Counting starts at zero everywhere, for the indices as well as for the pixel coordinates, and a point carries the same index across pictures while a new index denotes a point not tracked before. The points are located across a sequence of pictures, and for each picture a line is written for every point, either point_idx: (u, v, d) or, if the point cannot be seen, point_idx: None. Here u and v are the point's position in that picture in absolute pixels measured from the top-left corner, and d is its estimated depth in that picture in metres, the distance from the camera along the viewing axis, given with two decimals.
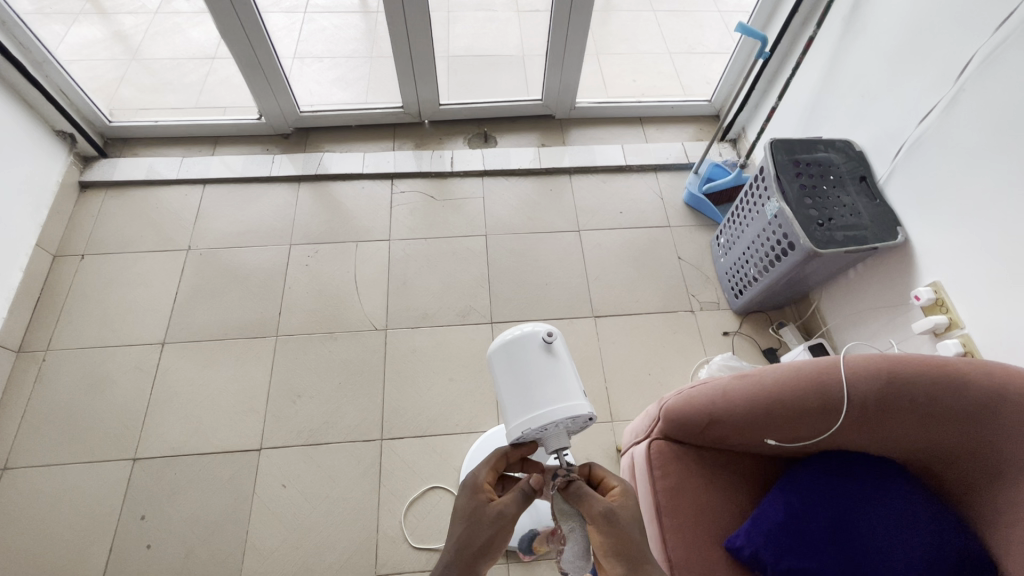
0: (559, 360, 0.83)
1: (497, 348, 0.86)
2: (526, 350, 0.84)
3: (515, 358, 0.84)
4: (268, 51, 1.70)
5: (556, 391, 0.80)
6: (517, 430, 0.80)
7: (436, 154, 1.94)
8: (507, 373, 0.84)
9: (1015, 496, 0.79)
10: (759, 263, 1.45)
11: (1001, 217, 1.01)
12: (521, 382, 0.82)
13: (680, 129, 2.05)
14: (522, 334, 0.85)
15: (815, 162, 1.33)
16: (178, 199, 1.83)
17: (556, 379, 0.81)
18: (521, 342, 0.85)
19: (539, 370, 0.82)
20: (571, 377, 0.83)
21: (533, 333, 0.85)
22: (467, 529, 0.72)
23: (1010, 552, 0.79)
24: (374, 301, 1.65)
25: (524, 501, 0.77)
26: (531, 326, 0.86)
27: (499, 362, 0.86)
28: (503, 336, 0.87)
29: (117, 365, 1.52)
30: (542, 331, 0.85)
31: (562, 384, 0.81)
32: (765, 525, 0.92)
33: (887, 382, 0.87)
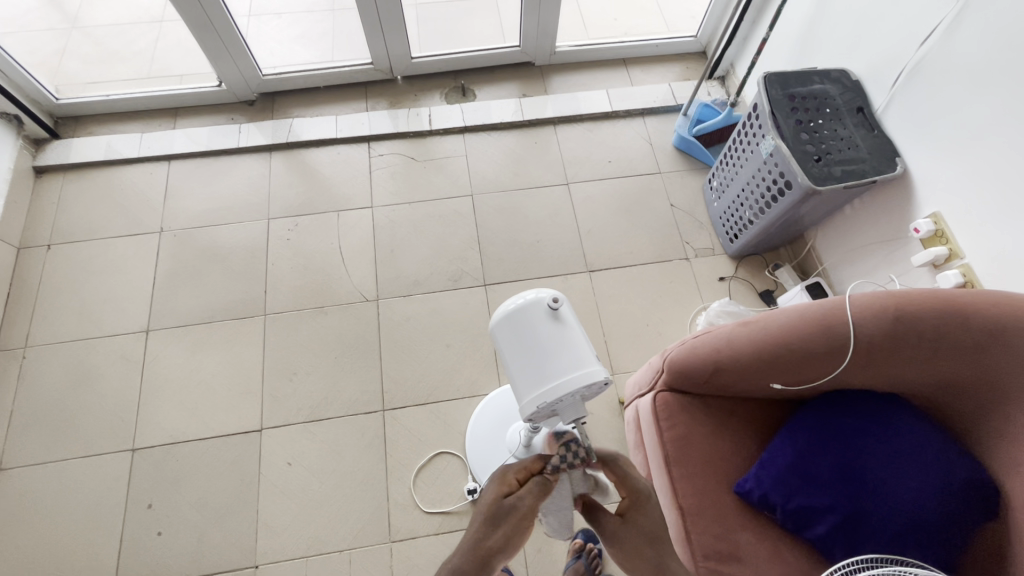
0: (567, 326, 0.80)
1: (500, 320, 0.82)
2: (533, 319, 0.80)
3: (521, 329, 0.80)
4: (219, 10, 1.57)
5: (570, 359, 0.78)
6: (533, 406, 0.77)
7: (413, 113, 1.84)
8: (515, 345, 0.80)
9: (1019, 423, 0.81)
10: (754, 205, 1.41)
11: (1007, 141, 0.98)
12: (532, 354, 0.78)
13: (666, 69, 1.95)
14: (526, 303, 0.81)
15: (811, 95, 1.27)
16: (143, 178, 1.72)
17: (568, 347, 0.78)
18: (525, 312, 0.81)
19: (549, 338, 0.79)
20: (583, 342, 0.80)
21: (537, 300, 0.81)
22: (490, 539, 0.72)
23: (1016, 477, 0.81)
24: (362, 271, 1.60)
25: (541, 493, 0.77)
26: (534, 294, 0.82)
27: (503, 335, 0.81)
28: (504, 306, 0.82)
29: (102, 357, 1.47)
30: (547, 298, 0.81)
31: (575, 351, 0.78)
32: (773, 468, 0.93)
33: (894, 318, 0.86)
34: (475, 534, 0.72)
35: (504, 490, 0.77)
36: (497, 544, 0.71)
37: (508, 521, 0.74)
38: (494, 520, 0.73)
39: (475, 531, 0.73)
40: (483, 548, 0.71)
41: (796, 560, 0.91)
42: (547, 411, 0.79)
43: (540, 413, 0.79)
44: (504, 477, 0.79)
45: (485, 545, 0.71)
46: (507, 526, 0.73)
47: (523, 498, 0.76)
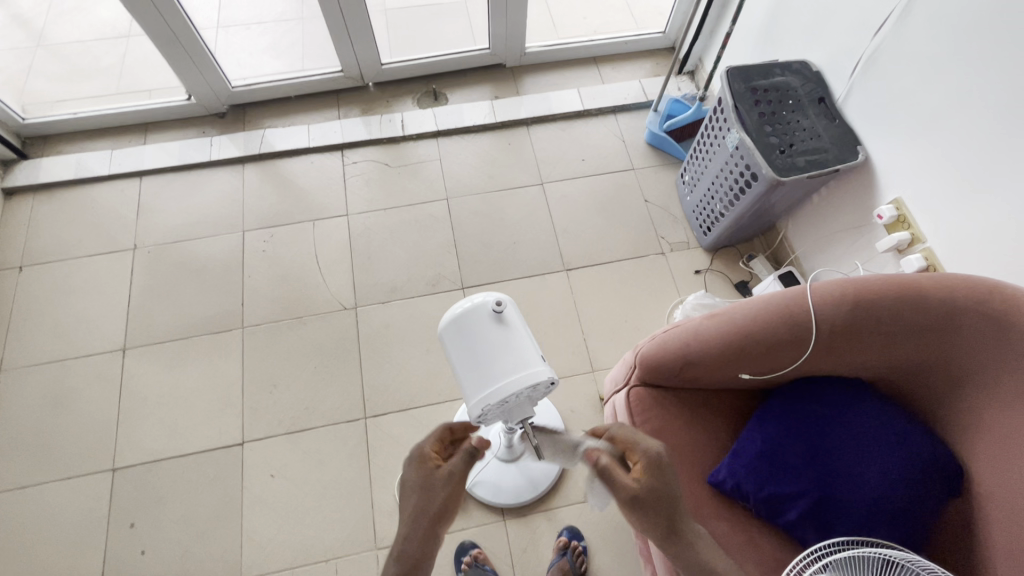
0: (511, 328, 0.83)
1: (447, 324, 0.84)
2: (477, 323, 0.83)
3: (466, 332, 0.83)
4: (184, 23, 1.56)
5: (512, 360, 0.80)
6: (477, 408, 0.80)
7: (386, 119, 1.84)
8: (460, 349, 0.82)
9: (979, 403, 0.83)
10: (724, 198, 1.43)
11: (959, 126, 1.00)
12: (476, 357, 0.81)
13: (636, 65, 1.97)
14: (472, 307, 0.84)
15: (772, 87, 1.29)
16: (115, 196, 1.71)
17: (512, 349, 0.81)
18: (471, 315, 0.83)
19: (494, 341, 0.82)
20: (527, 344, 0.83)
21: (481, 305, 0.84)
22: (418, 528, 0.71)
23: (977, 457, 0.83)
24: (339, 280, 1.59)
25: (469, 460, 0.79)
26: (479, 298, 0.84)
27: (450, 338, 0.84)
28: (451, 312, 0.85)
29: (78, 377, 1.46)
30: (491, 302, 0.83)
31: (519, 352, 0.81)
32: (745, 458, 0.94)
33: (854, 304, 0.88)
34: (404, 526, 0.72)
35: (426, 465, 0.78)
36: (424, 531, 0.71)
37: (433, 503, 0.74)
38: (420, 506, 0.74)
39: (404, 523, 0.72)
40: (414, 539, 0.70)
41: (771, 548, 0.93)
42: (491, 413, 0.82)
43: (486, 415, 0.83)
44: (423, 457, 0.79)
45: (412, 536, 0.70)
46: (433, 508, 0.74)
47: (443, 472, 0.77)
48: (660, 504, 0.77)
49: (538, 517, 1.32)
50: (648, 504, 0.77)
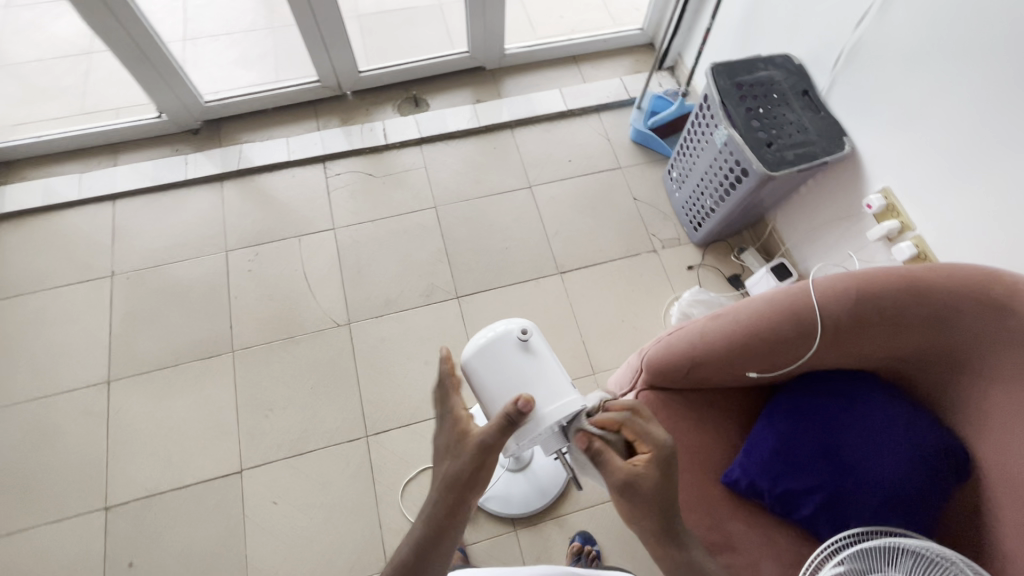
0: (539, 356, 0.85)
1: (472, 355, 0.86)
2: (505, 353, 0.85)
3: (494, 363, 0.85)
4: (151, 37, 1.50)
5: (546, 390, 0.83)
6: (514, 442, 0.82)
7: (367, 128, 1.80)
8: (489, 380, 0.85)
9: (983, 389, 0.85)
10: (715, 193, 1.43)
11: (944, 115, 1.02)
12: (508, 388, 0.84)
13: (616, 63, 1.97)
14: (496, 336, 0.86)
15: (757, 82, 1.30)
16: (87, 221, 1.64)
17: (542, 378, 0.84)
18: (497, 346, 0.85)
19: (524, 371, 0.84)
20: (557, 372, 0.85)
21: (508, 333, 0.86)
22: (450, 505, 0.72)
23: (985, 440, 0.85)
24: (330, 296, 1.56)
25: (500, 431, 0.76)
26: (504, 327, 0.87)
27: (476, 370, 0.85)
28: (476, 342, 0.87)
29: (62, 414, 1.40)
30: (517, 330, 0.86)
31: (551, 382, 0.84)
32: (757, 456, 0.95)
33: (857, 298, 0.89)
34: (432, 504, 0.72)
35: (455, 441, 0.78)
36: (457, 508, 0.72)
37: (464, 476, 0.73)
38: (451, 479, 0.73)
39: (431, 500, 0.73)
40: (443, 518, 0.72)
41: (786, 543, 0.94)
42: (527, 445, 0.84)
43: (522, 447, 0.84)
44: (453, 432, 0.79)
45: (440, 514, 0.72)
46: (465, 483, 0.73)
47: (475, 445, 0.74)
48: (657, 499, 0.74)
49: (549, 525, 1.31)
50: (640, 494, 0.74)
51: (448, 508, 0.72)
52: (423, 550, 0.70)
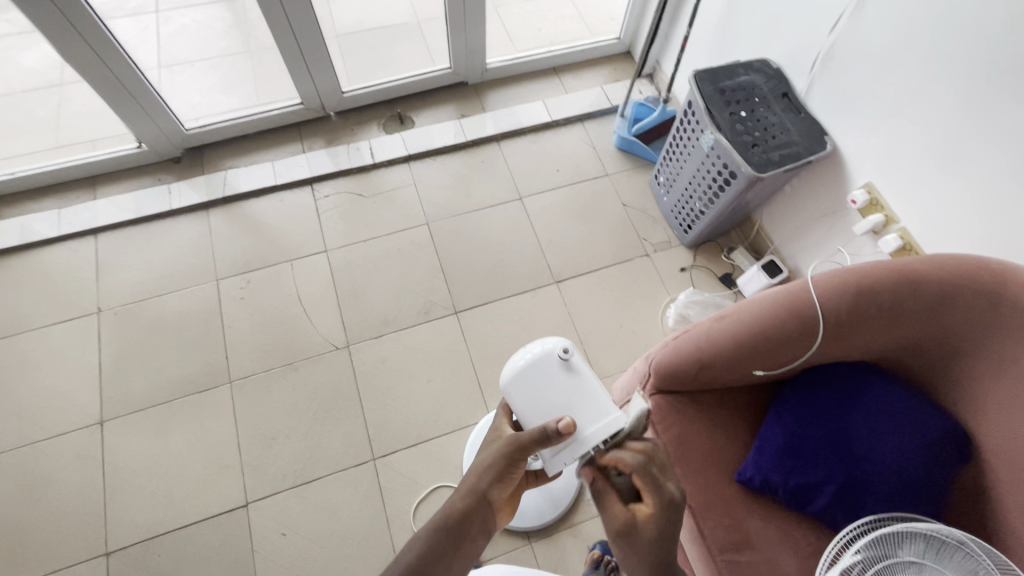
0: (582, 375, 0.86)
1: (513, 376, 0.87)
2: (547, 372, 0.86)
3: (536, 383, 0.86)
4: (127, 66, 1.47)
5: (591, 410, 0.84)
6: (558, 464, 0.81)
7: (353, 148, 1.79)
8: (532, 400, 0.85)
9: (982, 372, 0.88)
10: (704, 196, 1.46)
11: (921, 112, 1.07)
12: (551, 408, 0.84)
13: (595, 72, 2.00)
14: (538, 356, 0.87)
15: (739, 87, 1.34)
16: (69, 257, 1.59)
17: (587, 397, 0.84)
18: (539, 365, 0.87)
19: (566, 390, 0.85)
20: (599, 391, 0.86)
21: (550, 352, 0.87)
22: (469, 495, 0.76)
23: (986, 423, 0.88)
24: (327, 319, 1.54)
25: (536, 438, 0.78)
26: (546, 345, 0.88)
27: (518, 390, 0.86)
28: (518, 361, 0.88)
29: (54, 459, 1.35)
30: (558, 349, 0.87)
31: (594, 401, 0.84)
32: (769, 452, 0.97)
33: (856, 292, 0.92)
34: (454, 494, 0.77)
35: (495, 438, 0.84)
36: (475, 498, 0.76)
37: (487, 470, 0.78)
38: (475, 472, 0.78)
39: (454, 490, 0.78)
40: (460, 506, 0.76)
41: (802, 535, 0.96)
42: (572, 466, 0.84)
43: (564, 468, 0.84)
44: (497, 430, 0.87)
45: (459, 504, 0.76)
46: (488, 476, 0.78)
47: (504, 442, 0.79)
48: (654, 558, 0.68)
49: (563, 535, 1.31)
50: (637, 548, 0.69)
51: (467, 498, 0.76)
52: (433, 538, 0.73)
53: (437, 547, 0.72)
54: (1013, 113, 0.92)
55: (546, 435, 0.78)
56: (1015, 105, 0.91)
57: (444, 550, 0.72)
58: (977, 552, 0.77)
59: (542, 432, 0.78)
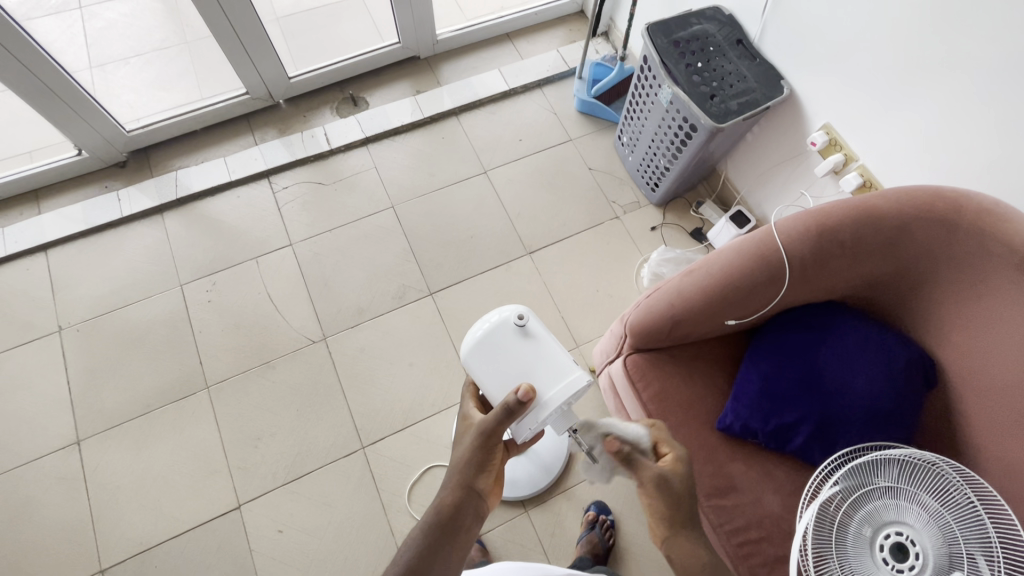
0: (538, 338, 0.86)
1: (471, 349, 0.86)
2: (504, 341, 0.86)
3: (495, 353, 0.85)
4: (52, 69, 1.38)
5: (550, 372, 0.84)
6: (525, 429, 0.82)
7: (307, 135, 1.73)
8: (492, 371, 0.85)
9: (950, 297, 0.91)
10: (667, 152, 1.45)
11: (871, 48, 1.07)
12: (511, 376, 0.84)
13: (550, 35, 1.95)
14: (493, 325, 0.86)
15: (693, 37, 1.32)
16: (21, 277, 1.52)
17: (544, 360, 0.84)
18: (495, 336, 0.86)
19: (525, 357, 0.85)
20: (558, 353, 0.86)
21: (504, 321, 0.86)
22: (455, 489, 0.75)
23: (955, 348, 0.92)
24: (300, 313, 1.51)
25: (505, 416, 0.78)
26: (500, 314, 0.87)
27: (478, 363, 0.85)
28: (473, 333, 0.87)
29: (34, 484, 1.31)
30: (512, 316, 0.86)
31: (553, 363, 0.84)
32: (747, 398, 0.99)
33: (817, 235, 0.94)
34: (439, 491, 0.76)
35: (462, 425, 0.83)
36: (461, 491, 0.75)
37: (467, 462, 0.77)
38: (455, 467, 0.77)
39: (439, 486, 0.76)
40: (448, 500, 0.74)
41: (783, 473, 0.99)
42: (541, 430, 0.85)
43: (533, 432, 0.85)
44: (463, 416, 0.86)
45: (446, 498, 0.75)
46: (469, 467, 0.77)
47: (476, 431, 0.79)
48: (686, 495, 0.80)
49: (558, 500, 1.33)
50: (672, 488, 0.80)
51: (453, 492, 0.75)
52: (426, 538, 0.71)
53: (431, 545, 0.70)
54: (957, 43, 0.93)
55: (514, 408, 0.77)
56: (963, 30, 0.91)
57: (441, 546, 0.71)
58: (948, 471, 0.80)
59: (511, 407, 0.77)
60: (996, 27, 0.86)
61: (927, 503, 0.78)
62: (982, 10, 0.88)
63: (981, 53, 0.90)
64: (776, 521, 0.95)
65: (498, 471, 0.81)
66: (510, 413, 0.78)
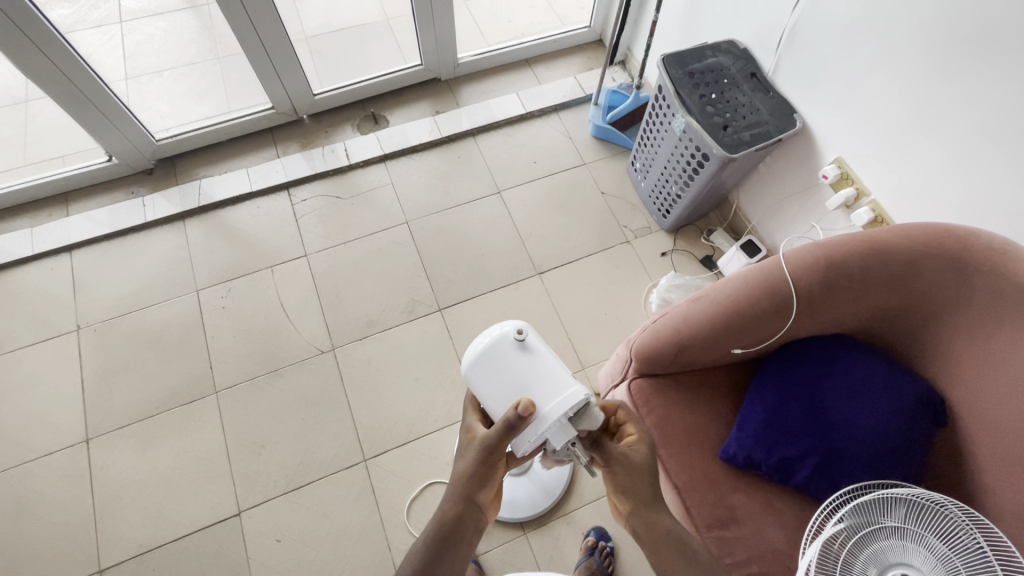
0: (538, 354, 0.85)
1: (472, 364, 0.86)
2: (504, 356, 0.85)
3: (496, 368, 0.85)
4: (90, 80, 1.45)
5: (550, 388, 0.83)
6: (525, 444, 0.82)
7: (328, 150, 1.78)
8: (493, 386, 0.85)
9: (959, 334, 0.91)
10: (679, 179, 1.47)
11: (884, 84, 1.08)
12: (511, 391, 0.84)
13: (568, 62, 2.00)
14: (493, 340, 0.86)
15: (708, 69, 1.35)
16: (45, 275, 1.57)
17: (543, 375, 0.84)
18: (496, 350, 0.86)
19: (524, 371, 0.84)
20: (557, 368, 0.85)
21: (503, 335, 0.86)
22: (456, 502, 0.76)
23: (962, 382, 0.91)
24: (311, 323, 1.53)
25: (508, 430, 0.78)
26: (500, 329, 0.86)
27: (479, 377, 0.86)
28: (474, 347, 0.87)
29: (41, 480, 1.33)
30: (512, 331, 0.86)
31: (552, 378, 0.84)
32: (751, 428, 0.98)
33: (825, 267, 0.94)
34: (441, 503, 0.76)
35: (466, 436, 0.83)
36: (462, 504, 0.76)
37: (469, 475, 0.77)
38: (457, 479, 0.78)
39: (442, 499, 0.77)
40: (450, 513, 0.75)
41: (786, 507, 0.97)
42: (541, 444, 0.84)
43: (533, 447, 0.84)
44: (467, 428, 0.86)
45: (448, 510, 0.76)
46: (471, 480, 0.77)
47: (478, 444, 0.79)
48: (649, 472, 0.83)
49: (558, 523, 1.32)
50: (633, 466, 0.83)
51: (456, 504, 0.76)
52: (429, 549, 0.72)
53: (433, 556, 0.71)
54: (972, 81, 0.93)
55: (517, 422, 0.77)
56: (976, 72, 0.92)
57: (442, 557, 0.72)
58: (956, 514, 0.78)
59: (514, 421, 0.77)
60: (1008, 69, 0.88)
61: (934, 546, 0.76)
62: (996, 50, 0.88)
63: (994, 94, 0.91)
64: (778, 557, 0.93)
65: (499, 484, 0.81)
66: (512, 426, 0.78)
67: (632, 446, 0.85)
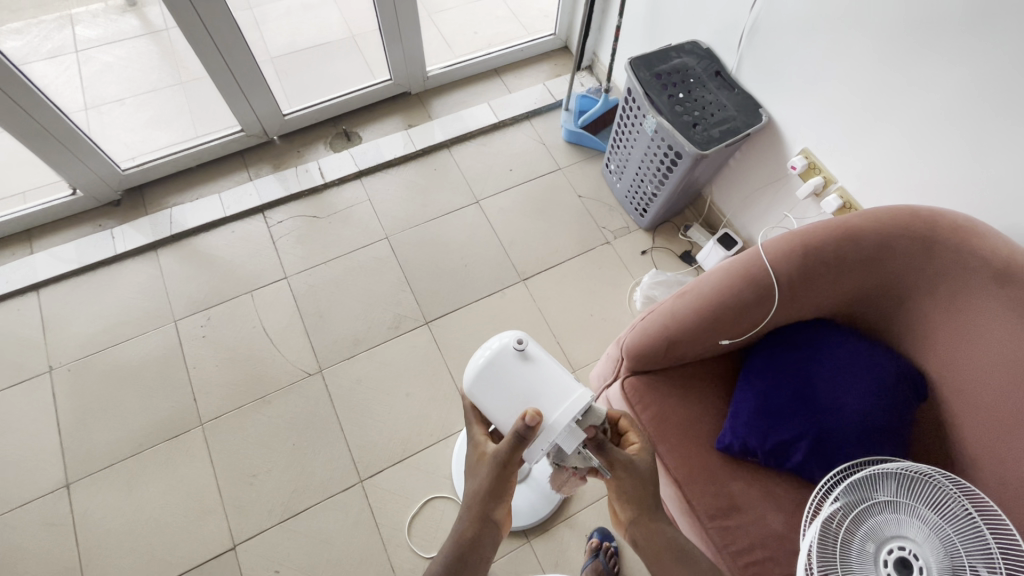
0: (539, 362, 0.86)
1: (475, 378, 0.86)
2: (506, 367, 0.86)
3: (499, 380, 0.85)
4: (48, 111, 1.40)
5: (554, 394, 0.84)
6: (536, 453, 0.82)
7: (301, 170, 1.76)
8: (498, 398, 0.85)
9: (932, 309, 0.94)
10: (654, 178, 1.50)
11: (844, 76, 1.12)
12: (517, 401, 0.85)
13: (536, 69, 2.03)
14: (493, 353, 0.86)
15: (673, 70, 1.39)
16: (13, 317, 1.51)
17: (547, 382, 0.84)
18: (497, 362, 0.86)
19: (528, 381, 0.85)
20: (561, 373, 0.86)
21: (504, 347, 0.86)
22: (472, 522, 0.76)
23: (940, 356, 0.95)
24: (295, 346, 1.51)
25: (518, 444, 0.76)
26: (499, 341, 0.87)
27: (483, 390, 0.86)
28: (474, 361, 0.87)
29: (21, 531, 1.27)
30: (512, 341, 0.86)
31: (555, 385, 0.84)
32: (744, 417, 1.00)
33: (803, 254, 0.97)
34: (456, 523, 0.77)
35: (476, 453, 0.82)
36: (478, 524, 0.76)
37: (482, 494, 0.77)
38: (471, 498, 0.78)
39: (457, 519, 0.77)
40: (467, 534, 0.76)
41: (783, 491, 1.00)
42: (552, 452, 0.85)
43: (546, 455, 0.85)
44: (475, 443, 0.85)
45: (464, 531, 0.76)
46: (485, 499, 0.77)
47: (489, 461, 0.78)
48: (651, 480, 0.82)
49: (560, 527, 1.32)
50: (641, 472, 0.82)
51: (472, 524, 0.76)
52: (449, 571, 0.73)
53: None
54: (926, 67, 0.98)
55: (527, 433, 0.75)
56: (927, 60, 0.97)
57: None
58: (943, 483, 0.80)
59: (523, 431, 0.75)
60: (959, 56, 0.92)
61: (927, 516, 0.77)
62: (943, 37, 0.93)
63: (947, 80, 0.96)
64: (779, 540, 0.95)
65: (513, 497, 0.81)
66: (523, 437, 0.76)
67: (638, 454, 0.84)
